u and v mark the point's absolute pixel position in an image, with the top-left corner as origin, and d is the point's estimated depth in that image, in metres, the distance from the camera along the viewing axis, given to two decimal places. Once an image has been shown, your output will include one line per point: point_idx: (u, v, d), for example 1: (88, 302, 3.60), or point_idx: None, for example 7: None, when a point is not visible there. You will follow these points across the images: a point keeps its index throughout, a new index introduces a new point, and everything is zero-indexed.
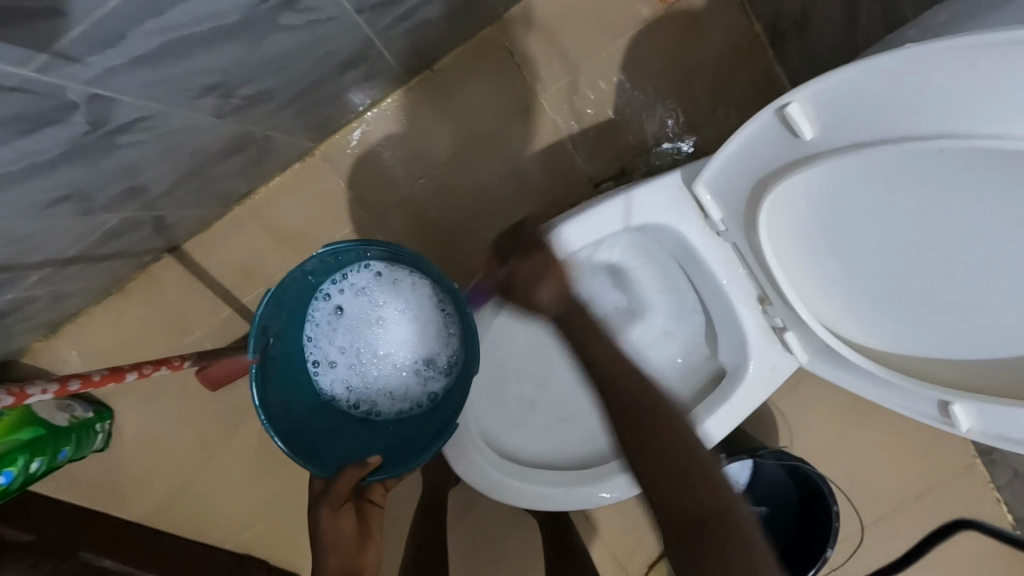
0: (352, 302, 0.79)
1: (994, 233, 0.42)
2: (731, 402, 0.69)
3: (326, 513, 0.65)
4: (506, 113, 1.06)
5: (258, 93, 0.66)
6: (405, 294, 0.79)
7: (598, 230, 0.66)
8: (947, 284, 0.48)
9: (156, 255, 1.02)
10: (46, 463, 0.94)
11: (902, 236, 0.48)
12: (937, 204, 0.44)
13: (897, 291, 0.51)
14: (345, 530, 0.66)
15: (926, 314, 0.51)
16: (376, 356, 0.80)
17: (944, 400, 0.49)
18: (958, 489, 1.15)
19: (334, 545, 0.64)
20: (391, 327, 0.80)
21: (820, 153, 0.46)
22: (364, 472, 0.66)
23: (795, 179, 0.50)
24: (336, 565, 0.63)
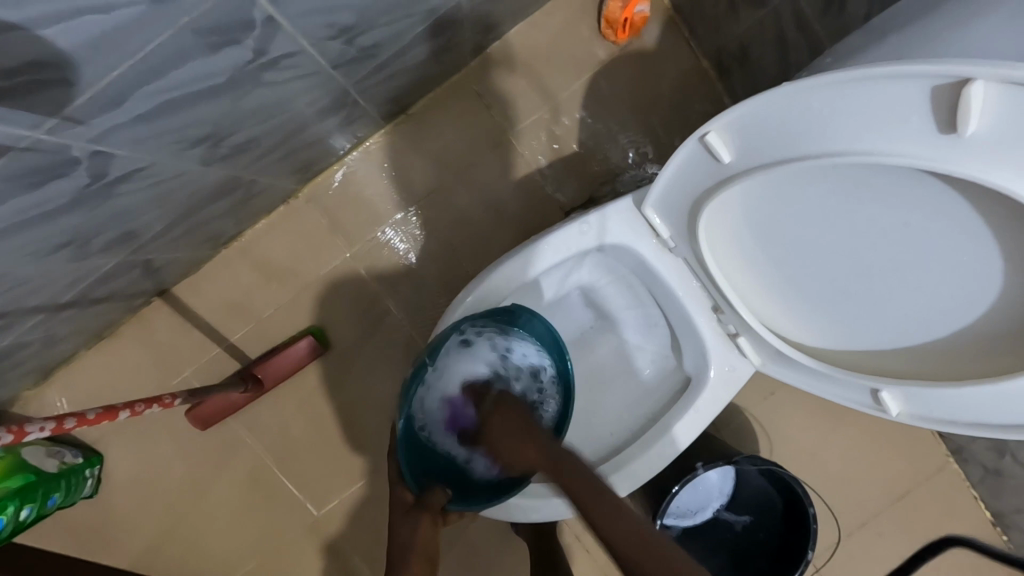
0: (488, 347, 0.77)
1: (892, 236, 0.49)
2: (697, 404, 0.74)
3: (424, 525, 0.64)
4: (478, 150, 1.13)
5: (245, 142, 0.72)
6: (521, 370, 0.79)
7: (545, 258, 0.73)
8: (866, 284, 0.53)
9: (146, 298, 1.06)
10: (36, 510, 0.95)
11: (820, 243, 0.54)
12: (845, 215, 0.50)
13: (827, 294, 0.57)
14: (436, 545, 0.64)
15: (852, 313, 0.56)
16: None
17: (874, 388, 0.54)
18: (932, 484, 1.20)
19: (425, 557, 0.63)
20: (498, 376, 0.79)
21: (738, 174, 0.52)
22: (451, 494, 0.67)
23: (723, 198, 0.56)
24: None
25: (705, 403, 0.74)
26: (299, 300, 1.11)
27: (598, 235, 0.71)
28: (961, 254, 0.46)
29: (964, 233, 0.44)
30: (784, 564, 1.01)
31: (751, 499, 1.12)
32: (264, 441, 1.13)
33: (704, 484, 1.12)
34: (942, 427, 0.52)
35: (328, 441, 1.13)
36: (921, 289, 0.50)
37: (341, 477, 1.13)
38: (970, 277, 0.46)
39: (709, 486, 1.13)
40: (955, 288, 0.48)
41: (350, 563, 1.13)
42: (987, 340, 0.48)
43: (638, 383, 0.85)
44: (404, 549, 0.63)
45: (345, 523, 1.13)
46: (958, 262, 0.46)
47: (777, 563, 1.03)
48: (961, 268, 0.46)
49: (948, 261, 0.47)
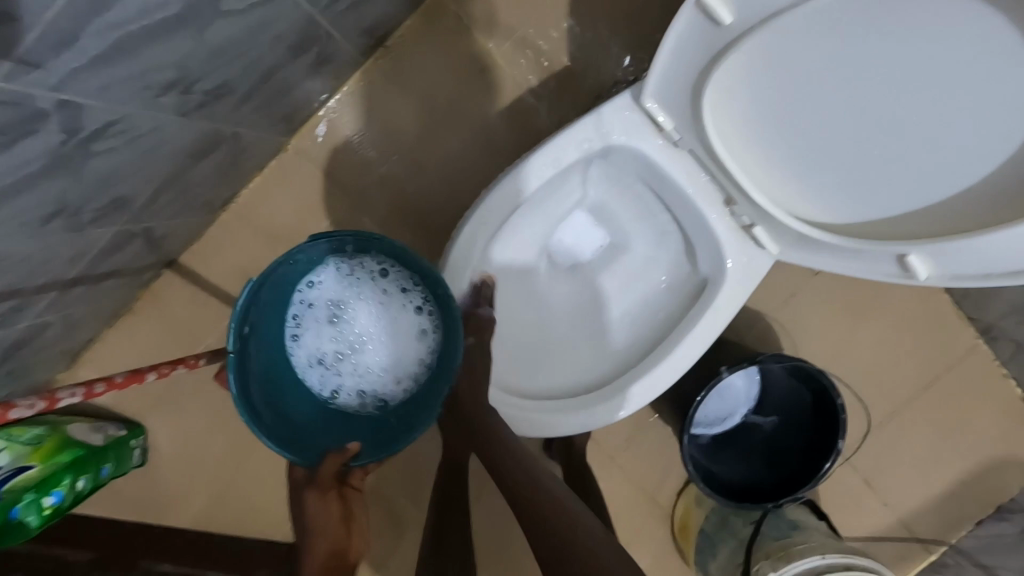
0: (420, 324, 0.85)
1: (915, 80, 0.46)
2: (717, 303, 0.73)
3: (312, 499, 0.75)
4: (462, 78, 1.08)
5: (219, 86, 0.69)
6: (401, 328, 0.86)
7: (539, 175, 0.70)
8: (885, 136, 0.51)
9: (154, 271, 1.06)
10: (91, 480, 0.99)
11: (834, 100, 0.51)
12: (864, 65, 0.48)
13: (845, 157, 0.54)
14: (329, 514, 0.76)
15: (873, 175, 0.54)
16: (354, 343, 0.86)
17: (902, 254, 0.52)
18: (960, 365, 1.26)
19: (320, 531, 0.75)
20: (388, 342, 0.87)
21: (741, 33, 0.49)
22: (345, 458, 0.74)
23: (727, 67, 0.53)
24: (322, 547, 0.75)
25: (725, 301, 0.73)
26: None
27: (599, 139, 0.67)
28: (989, 84, 0.43)
29: (997, 58, 0.42)
30: (817, 457, 1.04)
31: (776, 404, 1.14)
32: None
33: (730, 392, 1.13)
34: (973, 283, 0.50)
35: None
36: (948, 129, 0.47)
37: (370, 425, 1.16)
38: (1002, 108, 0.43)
39: (737, 393, 1.13)
40: (986, 125, 0.45)
41: (395, 503, 1.18)
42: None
43: (649, 313, 0.84)
44: (305, 521, 0.76)
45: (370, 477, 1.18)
46: (990, 93, 0.43)
47: (816, 454, 1.04)
48: (991, 100, 0.43)
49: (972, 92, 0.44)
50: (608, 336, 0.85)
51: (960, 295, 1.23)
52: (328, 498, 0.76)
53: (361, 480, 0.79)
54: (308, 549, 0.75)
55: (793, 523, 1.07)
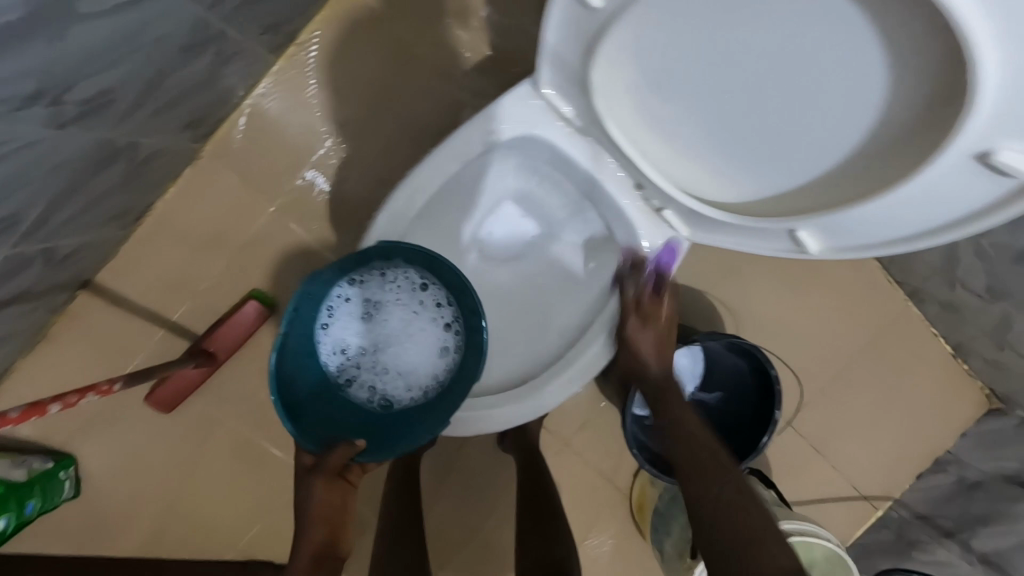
0: (443, 342, 0.83)
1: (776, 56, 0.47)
2: (637, 285, 0.74)
3: (319, 484, 0.72)
4: (382, 72, 1.06)
5: (98, 94, 0.64)
6: (427, 341, 0.84)
7: (444, 169, 0.71)
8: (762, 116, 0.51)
9: (68, 293, 1.00)
10: (14, 519, 0.94)
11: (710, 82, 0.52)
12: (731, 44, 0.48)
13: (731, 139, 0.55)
14: (334, 503, 0.74)
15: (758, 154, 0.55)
16: (380, 343, 0.85)
17: (792, 231, 0.56)
18: (893, 328, 1.31)
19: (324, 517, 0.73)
20: (411, 352, 0.84)
21: (612, 17, 0.51)
22: (352, 453, 0.71)
23: (606, 52, 0.54)
24: (321, 535, 0.72)
25: (645, 284, 0.74)
26: (235, 265, 1.06)
27: (504, 127, 0.68)
28: (843, 58, 0.44)
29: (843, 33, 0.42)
30: (758, 427, 1.06)
31: (721, 381, 1.16)
32: (236, 412, 1.12)
33: (676, 371, 1.15)
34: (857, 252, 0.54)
35: None
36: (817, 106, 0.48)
37: None
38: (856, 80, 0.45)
39: (682, 372, 1.16)
40: (846, 100, 0.46)
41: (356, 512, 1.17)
42: (882, 150, 0.47)
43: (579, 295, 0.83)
44: (307, 510, 0.73)
45: None
46: (845, 70, 0.44)
47: (757, 423, 1.06)
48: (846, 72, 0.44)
49: (832, 67, 0.45)
50: (548, 326, 0.83)
51: (887, 260, 1.27)
52: (334, 486, 0.74)
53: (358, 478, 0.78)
54: (304, 538, 0.72)
55: None
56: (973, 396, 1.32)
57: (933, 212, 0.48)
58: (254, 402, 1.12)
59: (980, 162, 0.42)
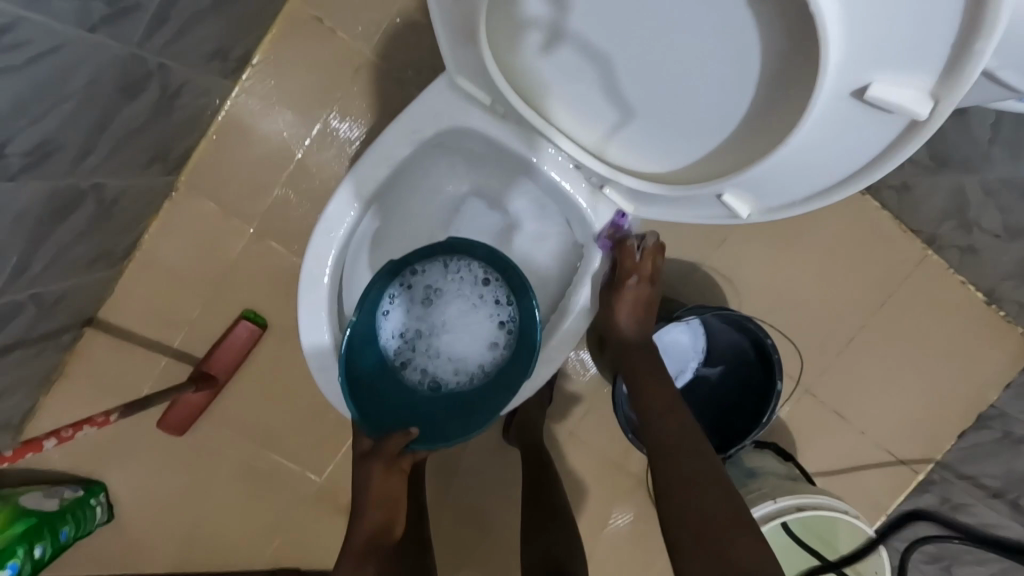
0: (496, 337, 0.83)
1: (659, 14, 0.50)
2: (593, 268, 0.72)
3: (376, 469, 0.76)
4: (337, 81, 1.06)
5: (41, 143, 0.67)
6: (481, 335, 0.83)
7: (375, 177, 0.71)
8: (660, 72, 0.54)
9: (74, 332, 1.06)
10: (50, 546, 1.01)
11: (603, 48, 0.55)
12: (617, 12, 0.51)
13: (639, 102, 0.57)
14: (389, 487, 0.78)
15: (669, 112, 0.56)
16: (437, 331, 0.84)
17: (718, 195, 0.57)
18: (910, 278, 1.22)
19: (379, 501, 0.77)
20: (463, 342, 0.84)
21: None
22: (407, 440, 0.74)
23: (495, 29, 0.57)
24: (376, 518, 0.77)
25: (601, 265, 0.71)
26: (223, 288, 1.10)
27: (432, 124, 0.69)
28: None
29: None
30: (761, 402, 1.01)
31: (721, 357, 1.12)
32: (243, 429, 1.16)
33: (676, 348, 1.12)
34: (784, 206, 0.56)
35: (299, 408, 1.15)
36: (701, 52, 0.50)
37: (322, 440, 1.16)
38: (736, 25, 0.47)
39: (683, 350, 1.12)
40: (722, 44, 0.49)
41: None
42: (773, 87, 0.49)
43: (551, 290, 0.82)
44: (366, 491, 0.78)
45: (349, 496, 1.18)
46: (714, 7, 0.47)
47: (761, 399, 1.01)
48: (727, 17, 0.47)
49: (696, 10, 0.48)
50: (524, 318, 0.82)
51: (895, 208, 1.18)
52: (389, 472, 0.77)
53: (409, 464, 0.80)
54: (361, 516, 0.77)
55: (750, 471, 1.05)
56: (1011, 343, 1.21)
57: (841, 159, 0.49)
58: (259, 418, 1.16)
59: (860, 100, 0.45)
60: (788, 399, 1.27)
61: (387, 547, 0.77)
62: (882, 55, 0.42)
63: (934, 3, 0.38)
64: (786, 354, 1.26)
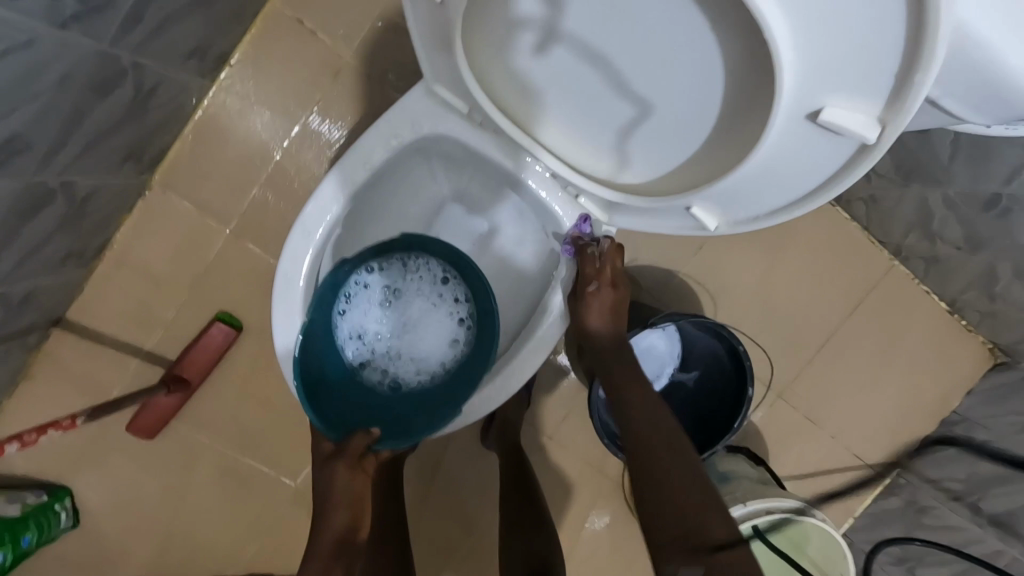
0: (456, 335, 0.82)
1: (625, 29, 0.51)
2: (569, 274, 0.72)
3: (341, 470, 0.72)
4: (318, 82, 1.06)
5: (7, 140, 0.65)
6: (440, 333, 0.82)
7: (353, 178, 0.71)
8: (631, 87, 0.55)
9: (41, 332, 1.03)
10: (10, 554, 0.99)
11: (576, 61, 0.56)
12: (585, 27, 0.52)
13: (612, 114, 0.59)
14: (355, 488, 0.74)
15: (642, 126, 0.58)
16: (395, 332, 0.82)
17: (688, 207, 0.59)
18: (879, 287, 1.26)
19: (344, 503, 0.73)
20: (423, 342, 0.82)
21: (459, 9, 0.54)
22: (370, 439, 0.71)
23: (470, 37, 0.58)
24: (343, 520, 0.73)
25: (576, 272, 0.72)
26: (198, 289, 1.08)
27: (412, 129, 0.69)
28: (675, 18, 0.48)
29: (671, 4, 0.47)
30: (734, 410, 1.03)
31: (698, 364, 1.14)
32: (217, 432, 1.14)
33: (653, 353, 1.12)
34: (751, 220, 0.58)
35: (274, 411, 1.14)
36: (671, 69, 0.52)
37: (296, 443, 1.15)
38: (704, 42, 0.49)
39: (660, 354, 1.13)
40: (691, 63, 0.50)
41: None
42: (740, 105, 0.50)
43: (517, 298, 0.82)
44: (333, 489, 0.73)
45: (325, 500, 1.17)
46: (682, 26, 0.48)
47: (734, 406, 1.03)
48: (688, 35, 0.49)
49: (664, 28, 0.49)
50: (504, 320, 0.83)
51: (865, 219, 1.22)
52: (355, 471, 0.73)
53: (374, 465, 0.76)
54: (327, 519, 0.73)
55: (722, 475, 1.07)
56: (972, 350, 1.26)
57: (803, 176, 0.51)
58: (233, 421, 1.14)
59: (814, 122, 0.46)
60: (761, 403, 1.30)
61: (354, 547, 0.74)
62: (835, 80, 0.43)
63: (880, 35, 0.40)
64: (762, 361, 1.29)
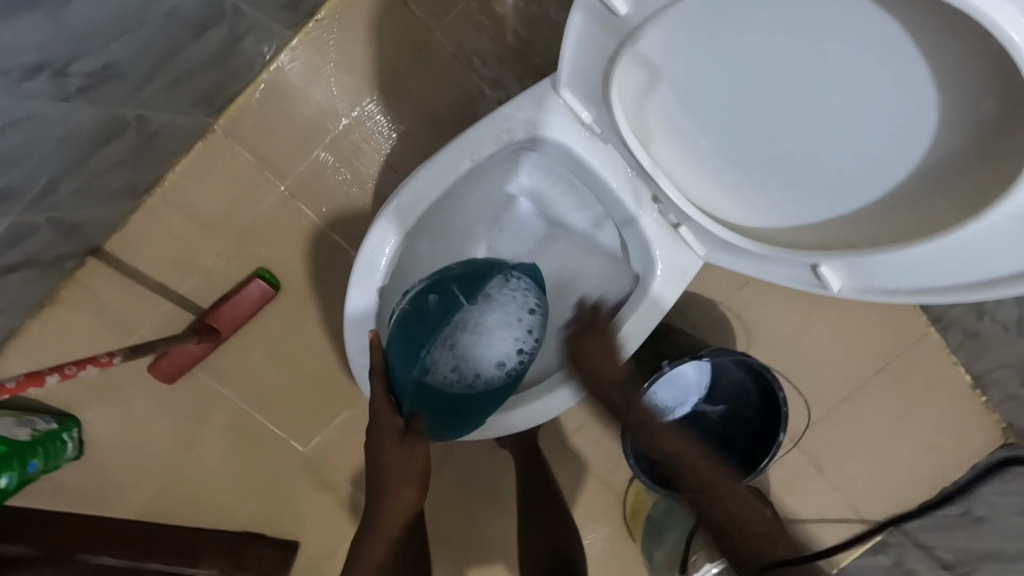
0: (512, 364, 0.77)
1: (815, 85, 0.49)
2: (648, 301, 0.72)
3: (412, 447, 0.71)
4: (400, 54, 1.03)
5: (104, 67, 0.62)
6: (499, 352, 0.77)
7: (454, 167, 0.70)
8: (789, 139, 0.54)
9: (77, 260, 1.00)
10: (16, 478, 0.96)
11: (742, 101, 0.54)
12: (767, 70, 0.50)
13: (757, 160, 0.58)
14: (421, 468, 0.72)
15: (785, 176, 0.57)
16: (468, 331, 0.76)
17: (815, 265, 0.58)
18: (910, 350, 1.26)
19: (408, 483, 0.71)
20: (481, 352, 0.76)
21: (635, 25, 0.51)
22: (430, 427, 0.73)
23: (637, 52, 0.55)
24: (408, 501, 0.71)
25: (655, 301, 0.72)
26: (241, 242, 1.06)
27: (525, 129, 0.68)
28: (867, 84, 0.46)
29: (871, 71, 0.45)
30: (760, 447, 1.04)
31: (724, 394, 1.13)
32: (236, 387, 1.12)
33: (680, 380, 1.12)
34: (881, 294, 0.56)
35: (299, 375, 1.13)
36: (839, 132, 0.50)
37: (314, 411, 1.14)
38: (898, 116, 0.46)
39: (687, 382, 1.13)
40: (864, 129, 0.49)
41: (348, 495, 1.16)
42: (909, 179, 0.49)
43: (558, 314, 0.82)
44: (402, 471, 0.71)
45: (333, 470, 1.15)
46: (871, 94, 0.46)
47: (760, 444, 1.05)
48: (888, 109, 0.46)
49: (849, 92, 0.47)
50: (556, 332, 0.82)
51: None
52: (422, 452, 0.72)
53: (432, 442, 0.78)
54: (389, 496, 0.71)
55: None
56: (988, 429, 1.27)
57: (972, 269, 0.48)
58: (254, 379, 1.12)
59: None
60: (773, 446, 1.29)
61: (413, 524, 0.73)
62: None
63: None
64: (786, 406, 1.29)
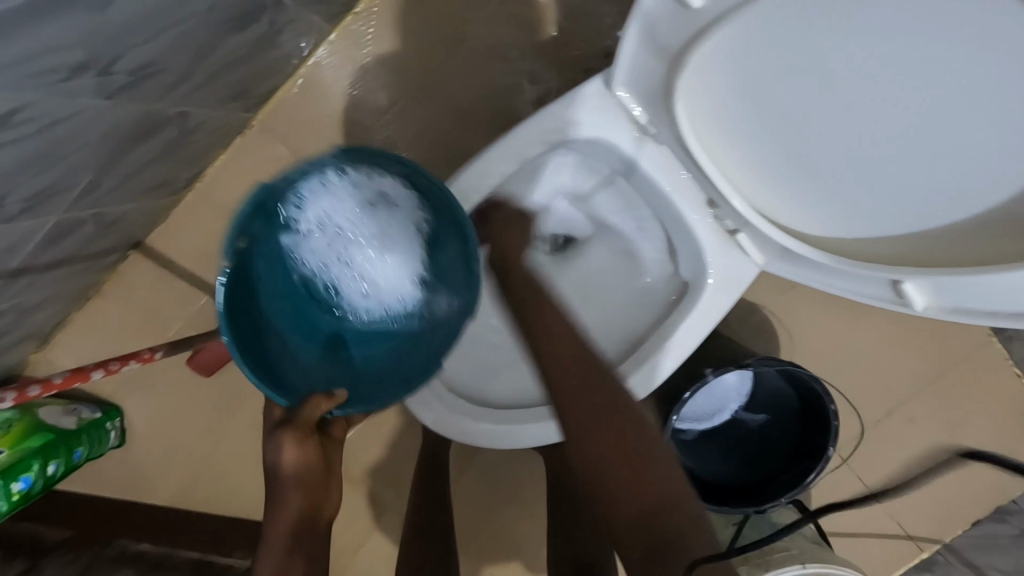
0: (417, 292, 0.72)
1: (906, 87, 0.45)
2: (694, 310, 0.69)
3: (289, 440, 0.63)
4: (437, 47, 1.01)
5: (145, 65, 0.62)
6: (402, 279, 0.72)
7: (499, 169, 0.68)
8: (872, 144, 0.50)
9: (120, 254, 1.02)
10: (64, 464, 0.99)
11: (820, 103, 0.51)
12: (852, 71, 0.47)
13: (833, 167, 0.54)
14: (311, 460, 0.65)
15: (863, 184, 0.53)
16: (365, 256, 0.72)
17: (896, 281, 0.54)
18: (968, 361, 1.18)
19: (299, 482, 0.63)
20: (385, 277, 0.72)
21: (710, 20, 0.48)
22: (331, 402, 0.64)
23: (707, 53, 0.52)
24: (300, 503, 0.63)
25: (701, 312, 0.69)
26: None
27: (572, 127, 0.65)
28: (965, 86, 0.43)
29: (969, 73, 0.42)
30: (805, 461, 0.98)
31: (767, 401, 1.08)
32: None
33: (720, 388, 1.07)
34: (968, 315, 0.52)
35: None
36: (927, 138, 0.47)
37: None
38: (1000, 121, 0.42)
39: (726, 389, 1.07)
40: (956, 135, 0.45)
41: (376, 491, 1.15)
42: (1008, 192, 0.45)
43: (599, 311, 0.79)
44: (281, 472, 0.63)
45: (363, 467, 1.15)
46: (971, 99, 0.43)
47: (805, 459, 0.98)
48: (989, 115, 0.43)
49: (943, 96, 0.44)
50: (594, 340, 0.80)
51: None
52: (307, 441, 0.64)
53: (342, 433, 0.73)
54: (277, 505, 0.62)
55: (778, 528, 1.03)
56: None
57: None
58: None
59: None
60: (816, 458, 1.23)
61: (321, 525, 0.64)
62: None
63: None
64: None
